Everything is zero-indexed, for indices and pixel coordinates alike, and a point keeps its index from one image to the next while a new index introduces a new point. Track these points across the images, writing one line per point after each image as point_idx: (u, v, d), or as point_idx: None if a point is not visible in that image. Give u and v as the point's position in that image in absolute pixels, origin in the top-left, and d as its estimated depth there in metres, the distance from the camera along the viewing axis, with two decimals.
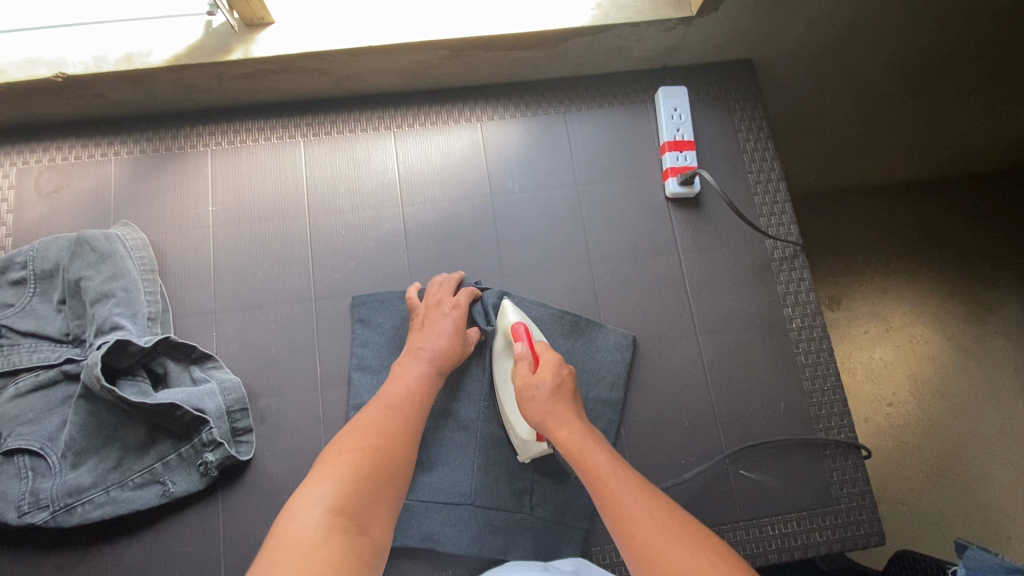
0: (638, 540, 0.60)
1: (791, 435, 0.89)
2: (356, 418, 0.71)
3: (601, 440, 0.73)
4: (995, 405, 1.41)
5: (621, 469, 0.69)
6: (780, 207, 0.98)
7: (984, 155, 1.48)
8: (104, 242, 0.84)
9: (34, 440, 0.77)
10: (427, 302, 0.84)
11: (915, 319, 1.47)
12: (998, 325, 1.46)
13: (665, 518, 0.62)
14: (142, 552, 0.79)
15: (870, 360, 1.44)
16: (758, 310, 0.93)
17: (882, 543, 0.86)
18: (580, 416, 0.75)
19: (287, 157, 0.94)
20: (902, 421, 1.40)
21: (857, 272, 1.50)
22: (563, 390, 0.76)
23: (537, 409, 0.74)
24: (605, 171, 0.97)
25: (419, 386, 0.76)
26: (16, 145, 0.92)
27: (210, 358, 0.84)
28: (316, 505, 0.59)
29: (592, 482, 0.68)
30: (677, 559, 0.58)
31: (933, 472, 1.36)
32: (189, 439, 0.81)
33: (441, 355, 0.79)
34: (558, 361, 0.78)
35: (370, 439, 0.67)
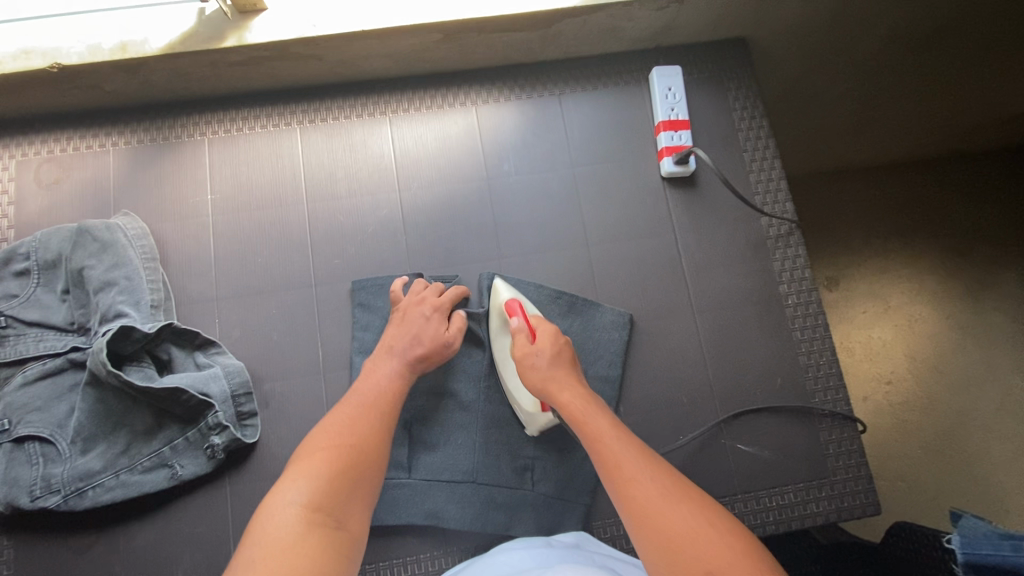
0: (637, 501, 0.62)
1: (788, 410, 0.90)
2: (330, 415, 0.72)
3: (601, 404, 0.74)
4: (992, 380, 1.42)
5: (620, 432, 0.70)
6: (775, 185, 0.98)
7: (983, 132, 1.47)
8: (105, 232, 0.85)
9: (43, 427, 0.79)
10: (409, 299, 0.84)
11: (912, 297, 1.48)
12: (994, 300, 1.47)
13: (662, 479, 0.63)
14: (153, 534, 0.81)
15: (868, 338, 1.45)
16: (754, 288, 0.94)
17: (879, 512, 0.88)
18: (580, 382, 0.77)
19: (284, 144, 0.95)
20: (901, 397, 1.41)
21: (854, 252, 1.50)
22: (563, 358, 0.79)
23: (539, 374, 0.76)
24: (600, 152, 0.98)
25: (393, 381, 0.76)
26: (15, 138, 0.93)
27: (214, 344, 0.85)
28: (294, 502, 0.60)
29: (593, 443, 0.69)
30: (672, 520, 0.59)
31: (931, 447, 1.37)
32: (196, 423, 0.82)
33: (416, 356, 0.79)
34: (555, 331, 0.80)
35: (343, 438, 0.68)
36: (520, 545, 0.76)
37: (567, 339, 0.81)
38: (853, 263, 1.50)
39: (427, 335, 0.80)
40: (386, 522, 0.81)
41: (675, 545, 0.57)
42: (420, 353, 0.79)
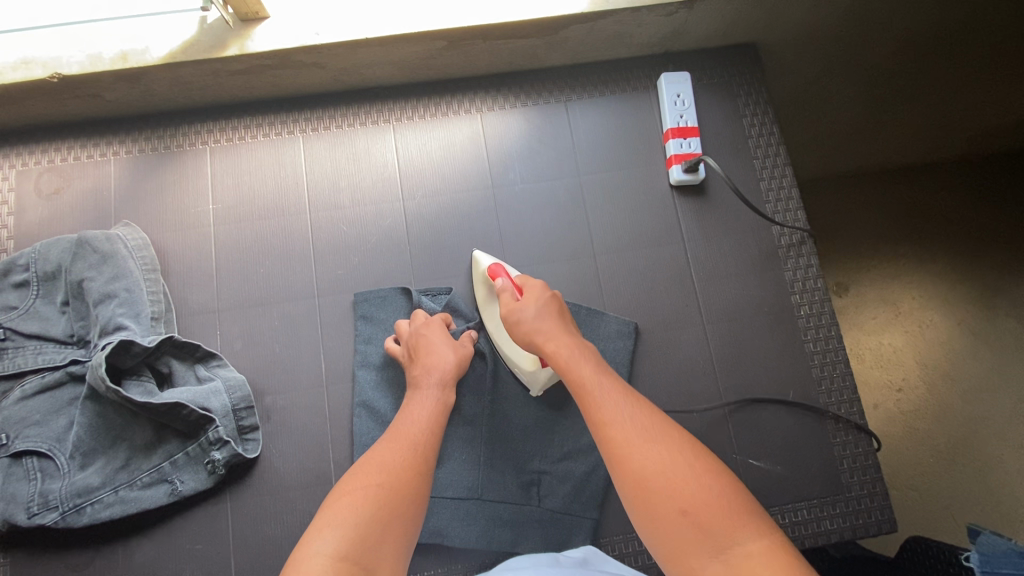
0: (615, 440, 0.60)
1: (800, 423, 0.88)
2: (368, 453, 0.66)
3: (586, 349, 0.72)
4: (1008, 390, 1.39)
5: (603, 374, 0.67)
6: (786, 193, 0.96)
7: (995, 135, 1.45)
8: (106, 242, 0.84)
9: (42, 442, 0.78)
10: (407, 336, 0.82)
11: (924, 304, 1.45)
12: (1009, 307, 1.44)
13: (643, 419, 0.61)
14: (152, 551, 0.79)
15: (879, 346, 1.43)
16: (765, 298, 0.92)
17: (895, 530, 0.86)
18: (568, 331, 0.74)
19: (286, 153, 0.93)
20: (912, 406, 1.39)
21: (865, 259, 1.48)
22: (552, 311, 0.76)
23: (524, 327, 0.74)
24: (607, 160, 0.96)
25: (432, 419, 0.72)
26: (15, 147, 0.92)
27: (215, 357, 0.83)
28: (321, 551, 0.53)
29: (576, 387, 0.67)
30: (655, 461, 0.57)
31: (945, 459, 1.35)
32: (196, 438, 0.81)
33: (447, 374, 0.77)
34: (542, 287, 0.77)
35: (375, 475, 0.62)
36: (526, 562, 0.74)
37: (556, 292, 0.78)
38: (865, 272, 1.47)
39: (453, 355, 0.79)
40: None
41: (653, 487, 0.56)
42: (450, 365, 0.78)
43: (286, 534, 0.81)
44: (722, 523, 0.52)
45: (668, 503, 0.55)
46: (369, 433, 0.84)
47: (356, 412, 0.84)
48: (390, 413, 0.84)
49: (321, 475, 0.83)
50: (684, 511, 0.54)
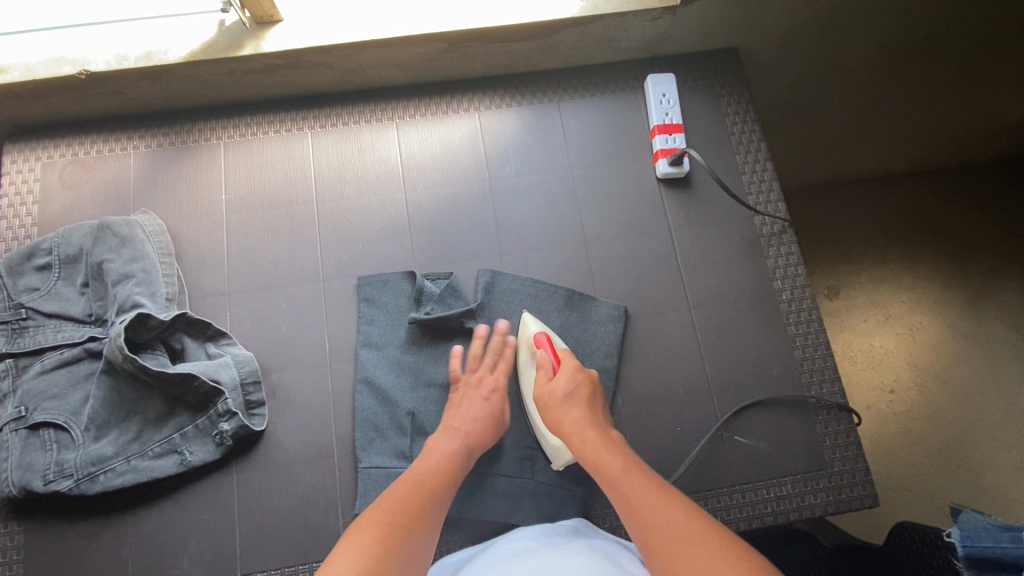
0: (656, 545, 0.62)
1: (784, 401, 0.92)
2: (383, 493, 0.71)
3: (616, 442, 0.75)
4: (996, 391, 1.43)
5: (633, 471, 0.70)
6: (767, 186, 1.02)
7: (974, 143, 1.52)
8: (125, 228, 0.89)
9: (58, 415, 0.82)
10: (468, 378, 0.86)
11: (913, 308, 1.50)
12: (997, 312, 1.49)
13: (678, 519, 0.63)
14: (160, 521, 0.83)
15: (871, 348, 1.47)
16: (748, 284, 0.97)
17: (877, 505, 0.89)
18: (598, 423, 0.78)
19: (295, 148, 0.99)
20: (905, 407, 1.42)
21: (851, 261, 1.54)
22: (582, 396, 0.80)
23: (555, 414, 0.79)
24: (598, 155, 1.02)
25: (451, 467, 0.76)
26: (42, 141, 0.98)
27: (225, 335, 0.88)
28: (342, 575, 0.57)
29: (611, 489, 0.70)
30: (698, 560, 0.58)
31: (938, 458, 1.37)
32: (206, 411, 0.84)
33: (474, 433, 0.80)
34: (576, 367, 0.82)
35: (395, 515, 0.67)
36: (520, 533, 0.78)
37: (589, 371, 0.83)
38: (852, 273, 1.53)
39: (486, 412, 0.82)
40: None
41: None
42: (478, 432, 0.80)
43: (290, 505, 0.84)
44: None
45: None
46: (370, 408, 0.88)
47: (358, 388, 0.88)
48: (390, 389, 0.88)
49: (323, 449, 0.87)
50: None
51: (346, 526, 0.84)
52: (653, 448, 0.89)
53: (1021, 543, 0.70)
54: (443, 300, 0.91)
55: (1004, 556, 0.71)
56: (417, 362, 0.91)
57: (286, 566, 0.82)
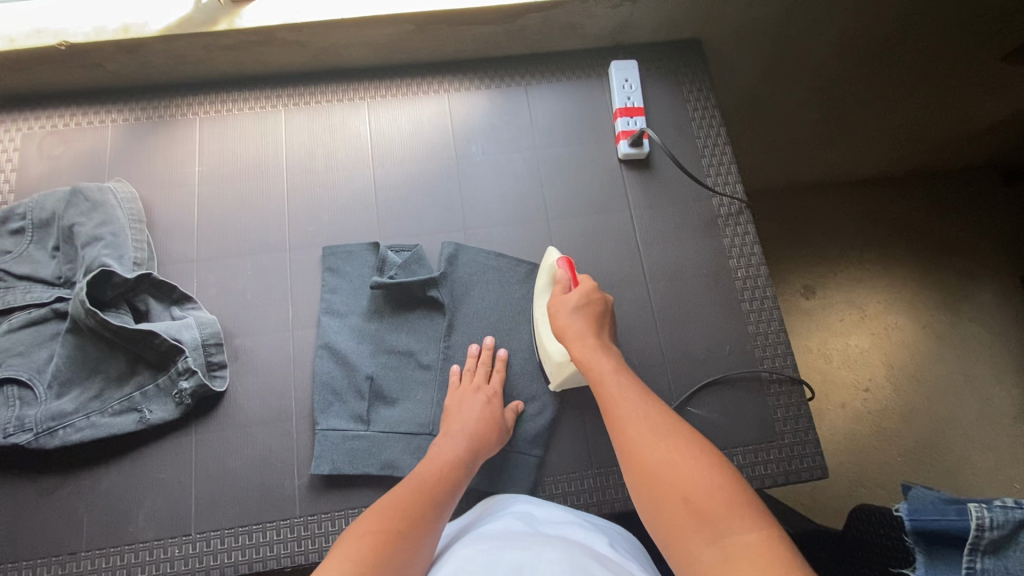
0: (628, 435, 0.66)
1: (737, 373, 0.93)
2: (383, 499, 0.68)
3: (611, 351, 0.78)
4: (973, 392, 1.45)
5: (622, 378, 0.74)
6: (726, 168, 1.05)
7: (945, 145, 1.55)
8: (97, 193, 0.92)
9: (23, 371, 0.84)
10: (466, 386, 0.87)
11: (888, 308, 1.53)
12: (972, 312, 1.52)
13: (656, 417, 0.67)
14: (118, 478, 0.84)
15: (846, 346, 1.49)
16: (705, 261, 0.99)
17: (827, 476, 0.90)
18: (599, 335, 0.80)
19: (268, 124, 1.03)
20: (880, 405, 1.44)
21: (822, 257, 1.57)
22: (591, 314, 0.82)
23: (560, 321, 0.82)
24: (562, 136, 1.05)
25: (453, 470, 0.75)
26: (22, 113, 1.01)
27: (190, 299, 0.90)
28: None
29: (598, 386, 0.74)
30: (664, 453, 0.62)
31: (913, 456, 1.39)
32: (167, 370, 0.86)
33: (478, 433, 0.81)
34: (591, 287, 0.83)
35: (397, 521, 0.63)
36: (512, 507, 0.75)
37: (603, 294, 0.84)
38: (823, 268, 1.56)
39: (485, 417, 0.83)
40: (343, 472, 0.84)
41: (659, 476, 0.60)
42: (481, 433, 0.81)
43: (246, 465, 0.86)
44: (724, 515, 0.55)
45: (674, 493, 0.58)
46: (329, 372, 0.89)
47: (319, 353, 0.90)
48: (350, 354, 0.91)
49: (283, 412, 0.88)
50: (685, 499, 0.57)
51: (302, 486, 0.85)
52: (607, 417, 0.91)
53: (965, 516, 0.63)
54: (407, 267, 0.94)
55: (951, 530, 0.64)
56: (379, 330, 0.93)
57: (240, 526, 0.83)
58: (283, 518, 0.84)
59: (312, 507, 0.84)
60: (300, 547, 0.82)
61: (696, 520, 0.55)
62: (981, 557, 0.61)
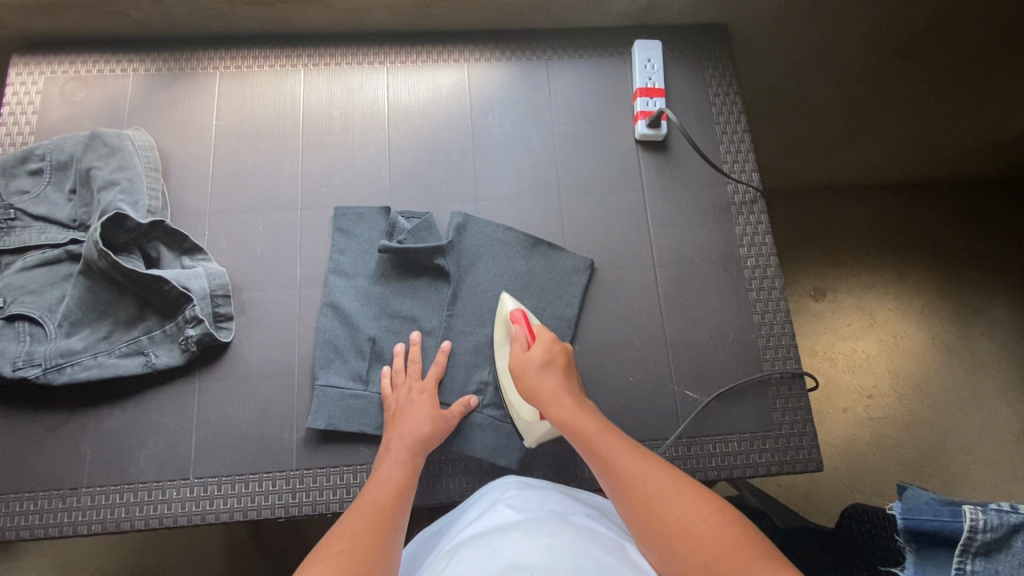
0: (634, 501, 0.64)
1: (738, 362, 0.93)
2: (344, 514, 0.67)
3: (589, 407, 0.77)
4: (977, 406, 1.44)
5: (607, 432, 0.73)
6: (743, 156, 1.03)
7: (975, 155, 1.50)
8: (116, 139, 0.93)
9: (35, 308, 0.86)
10: (395, 392, 0.86)
11: (897, 316, 1.51)
12: (984, 326, 1.50)
13: (652, 477, 0.66)
14: (121, 420, 0.86)
15: (852, 351, 1.47)
16: (714, 247, 0.99)
17: (821, 470, 0.90)
18: (571, 388, 0.79)
19: (287, 83, 1.03)
20: (881, 413, 1.43)
21: (835, 258, 1.54)
22: (557, 365, 0.81)
23: (531, 382, 0.80)
24: (579, 113, 1.04)
25: (402, 477, 0.74)
26: (46, 57, 1.02)
27: (201, 251, 0.91)
28: None
29: (586, 447, 0.72)
30: (672, 514, 0.61)
31: (911, 467, 1.39)
32: (175, 318, 0.87)
33: (417, 432, 0.80)
34: (552, 338, 0.83)
35: (351, 530, 0.63)
36: (501, 497, 0.75)
37: (564, 344, 0.84)
38: (836, 269, 1.54)
39: (425, 414, 0.82)
40: (339, 428, 0.86)
41: (677, 544, 0.59)
42: (420, 432, 0.80)
43: (246, 417, 0.87)
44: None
45: (695, 563, 0.57)
46: (332, 331, 0.90)
47: (323, 311, 0.91)
48: (354, 315, 0.91)
49: (285, 367, 0.90)
50: (708, 567, 0.57)
51: (299, 440, 0.87)
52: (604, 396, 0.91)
53: (960, 518, 0.63)
54: (416, 233, 0.94)
55: (944, 531, 0.64)
56: (384, 294, 0.94)
57: (237, 474, 0.85)
58: (278, 470, 0.85)
59: (307, 462, 0.86)
60: (293, 499, 0.84)
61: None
62: (972, 558, 0.61)
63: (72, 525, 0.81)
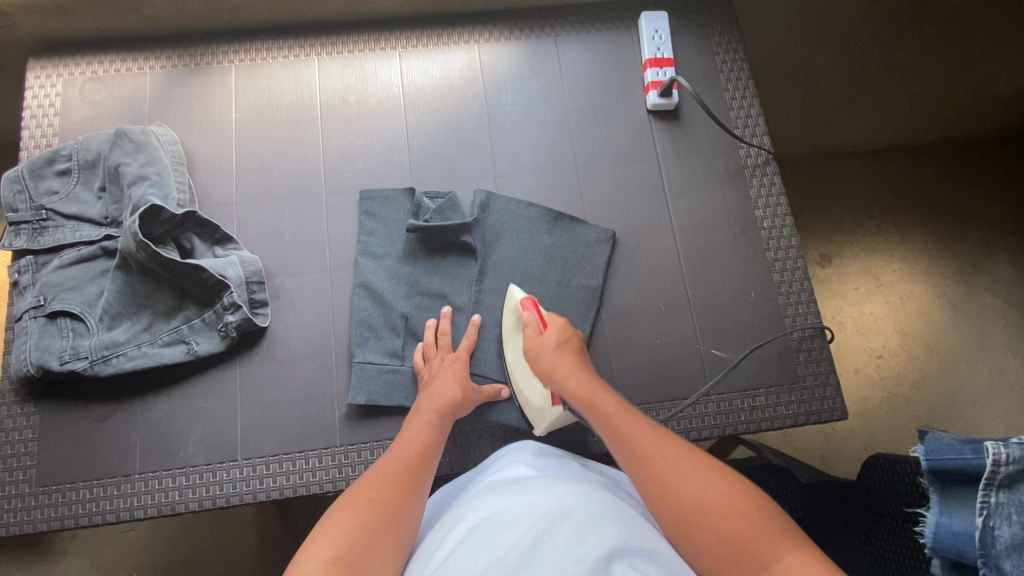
0: (652, 476, 0.64)
1: (761, 320, 0.96)
2: (367, 470, 0.69)
3: (606, 386, 0.78)
4: (984, 359, 1.47)
5: (625, 409, 0.73)
6: (753, 120, 1.06)
7: (975, 113, 1.53)
8: (141, 135, 0.94)
9: (75, 305, 0.88)
10: (429, 361, 0.89)
11: (903, 277, 1.53)
12: (989, 282, 1.53)
13: (672, 451, 0.66)
14: (167, 408, 0.88)
15: (860, 315, 1.50)
16: (731, 210, 1.01)
17: (846, 418, 0.93)
18: (587, 369, 0.80)
19: (302, 72, 1.04)
20: (892, 372, 1.46)
21: (842, 224, 1.57)
22: (571, 346, 0.82)
23: (546, 362, 0.80)
24: (591, 87, 1.06)
25: (426, 440, 0.76)
26: (62, 59, 1.03)
27: (232, 240, 0.93)
28: (315, 556, 0.56)
29: (604, 421, 0.72)
30: (689, 484, 0.62)
31: (922, 422, 1.43)
32: (213, 306, 0.90)
33: (446, 399, 0.82)
34: (564, 323, 0.84)
35: (373, 487, 0.66)
36: (518, 458, 0.77)
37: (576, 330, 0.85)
38: (845, 233, 1.56)
39: (455, 382, 0.84)
40: (379, 403, 0.89)
41: (693, 514, 0.60)
42: (449, 399, 0.81)
43: (288, 398, 0.90)
44: (763, 545, 0.56)
45: (709, 533, 0.58)
46: (366, 311, 0.93)
47: (356, 292, 0.94)
48: (386, 294, 0.94)
49: (322, 348, 0.92)
50: (724, 537, 0.57)
51: (341, 417, 0.89)
52: (633, 359, 0.94)
53: (982, 454, 0.65)
54: (441, 212, 0.96)
55: (967, 468, 0.66)
56: (413, 274, 0.96)
57: (284, 453, 0.87)
58: (324, 446, 0.88)
59: (350, 437, 0.89)
60: (340, 474, 0.87)
61: (741, 557, 0.56)
62: (996, 490, 0.64)
63: (128, 510, 0.84)
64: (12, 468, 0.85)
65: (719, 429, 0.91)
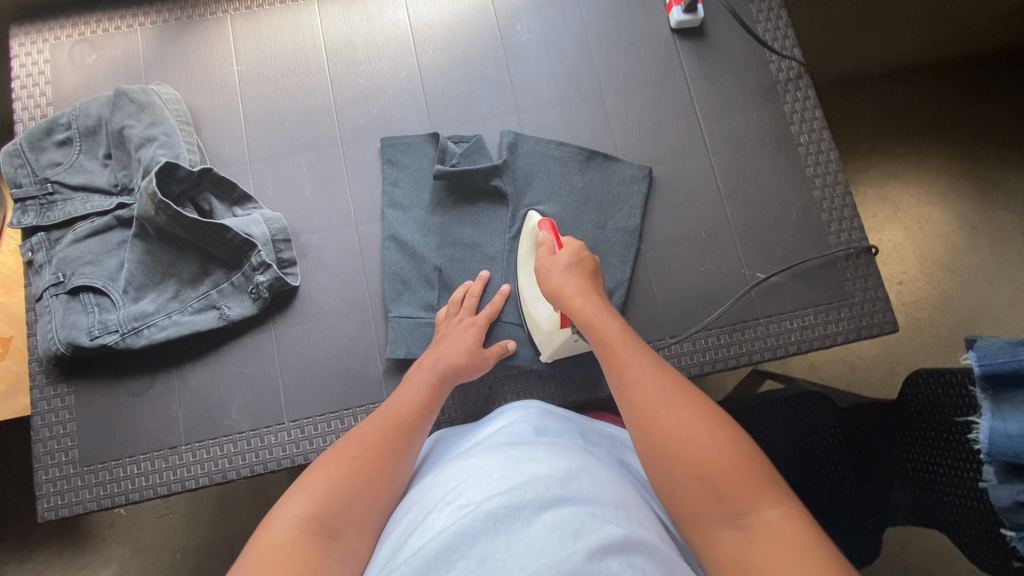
0: (639, 407, 0.61)
1: (805, 239, 0.93)
2: (357, 425, 0.67)
3: (612, 312, 0.73)
4: (1006, 277, 1.44)
5: (628, 336, 0.68)
6: (781, 31, 1.00)
7: (1003, 20, 1.43)
8: (142, 95, 0.89)
9: (96, 279, 0.84)
10: (447, 320, 0.85)
11: (922, 200, 1.48)
12: (1007, 200, 1.47)
13: (666, 387, 0.62)
14: (205, 375, 0.85)
15: (881, 242, 1.46)
16: (765, 127, 0.97)
17: (897, 331, 0.91)
18: (594, 291, 0.75)
19: (302, 18, 0.98)
20: (914, 297, 1.44)
21: (864, 156, 1.50)
22: (582, 270, 0.76)
23: (553, 282, 0.76)
24: (609, 9, 1.00)
25: (420, 400, 0.71)
26: (46, 22, 0.96)
27: (251, 200, 0.89)
28: (289, 513, 0.55)
29: (603, 346, 0.68)
30: (675, 419, 0.58)
31: (947, 343, 1.41)
32: (240, 268, 0.86)
33: (452, 365, 0.76)
34: (580, 245, 0.78)
35: (355, 445, 0.63)
36: (517, 416, 0.72)
37: (592, 253, 0.79)
38: (870, 153, 1.50)
39: (467, 345, 0.79)
40: (420, 354, 0.86)
41: (671, 446, 0.57)
42: (455, 364, 0.76)
43: (328, 356, 0.87)
44: (738, 490, 0.53)
45: (684, 466, 0.56)
46: (397, 263, 0.89)
47: (386, 245, 0.90)
48: (417, 246, 0.90)
49: (357, 304, 0.89)
50: (701, 475, 0.55)
51: (384, 372, 0.87)
52: (676, 289, 0.91)
53: None
54: (469, 156, 0.92)
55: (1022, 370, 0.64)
56: (442, 222, 0.92)
57: (330, 411, 0.85)
58: (372, 402, 0.86)
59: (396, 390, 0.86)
60: None
61: (714, 497, 0.54)
62: None
63: (179, 482, 0.82)
64: (53, 450, 0.83)
65: (769, 353, 0.89)
